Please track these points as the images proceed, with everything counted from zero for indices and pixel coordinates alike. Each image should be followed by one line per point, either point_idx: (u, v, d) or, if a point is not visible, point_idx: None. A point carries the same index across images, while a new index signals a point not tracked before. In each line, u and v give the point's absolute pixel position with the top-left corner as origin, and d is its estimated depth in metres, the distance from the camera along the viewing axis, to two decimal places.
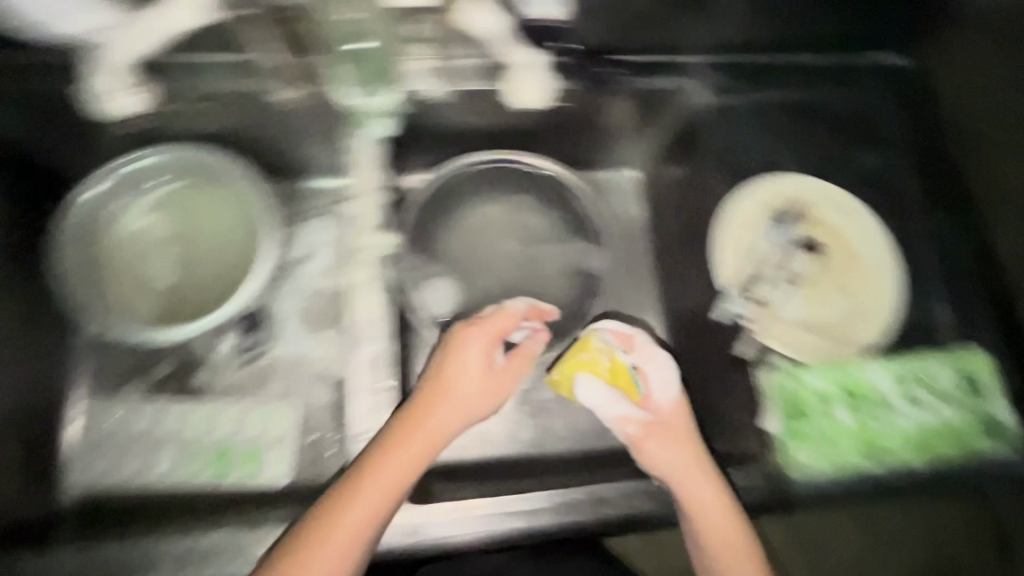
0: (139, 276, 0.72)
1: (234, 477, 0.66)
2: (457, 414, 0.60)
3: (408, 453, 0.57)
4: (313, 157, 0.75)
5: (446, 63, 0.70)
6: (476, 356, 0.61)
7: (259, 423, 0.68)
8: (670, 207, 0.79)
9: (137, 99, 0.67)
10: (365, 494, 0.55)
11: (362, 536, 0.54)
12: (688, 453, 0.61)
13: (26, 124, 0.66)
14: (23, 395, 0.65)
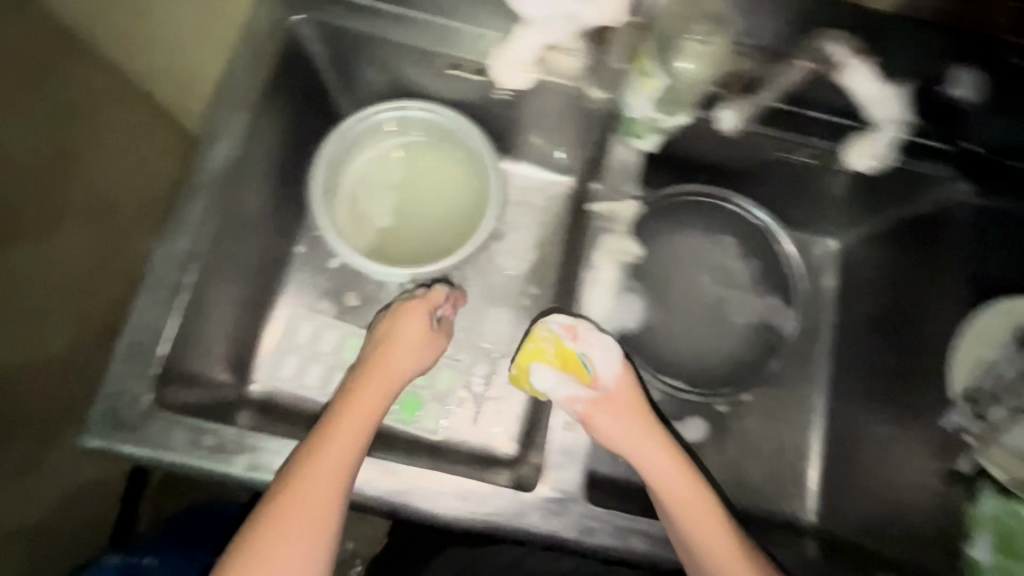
0: (362, 210, 0.77)
1: (394, 417, 0.74)
2: (408, 360, 0.62)
3: (373, 387, 0.59)
4: (544, 146, 0.79)
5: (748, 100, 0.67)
6: (413, 318, 0.63)
7: (432, 379, 0.77)
8: (863, 287, 0.81)
9: (528, 79, 0.68)
10: (344, 420, 0.56)
11: (350, 456, 0.55)
12: (665, 442, 0.60)
13: (320, 51, 0.70)
14: (250, 289, 0.72)
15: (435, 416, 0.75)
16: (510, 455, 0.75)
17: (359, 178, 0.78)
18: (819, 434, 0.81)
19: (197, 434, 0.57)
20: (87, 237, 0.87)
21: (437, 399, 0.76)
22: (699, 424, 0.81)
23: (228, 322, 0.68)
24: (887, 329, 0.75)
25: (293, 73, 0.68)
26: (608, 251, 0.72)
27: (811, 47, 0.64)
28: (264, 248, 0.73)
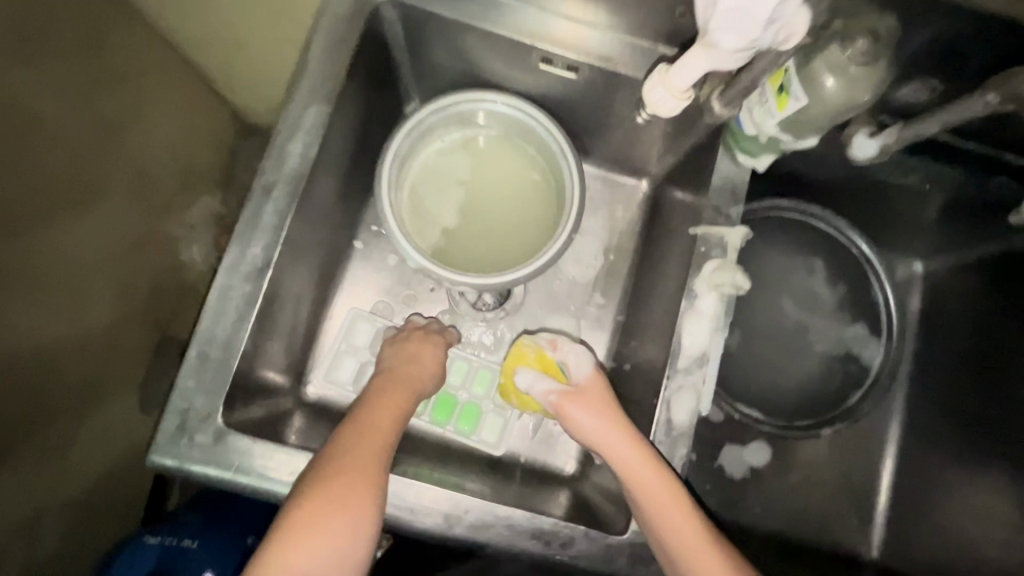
0: (427, 207, 0.72)
1: (452, 430, 0.70)
2: (425, 371, 0.63)
3: (401, 380, 0.61)
4: (628, 150, 0.73)
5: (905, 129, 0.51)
6: (430, 343, 0.66)
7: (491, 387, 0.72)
8: (962, 321, 0.74)
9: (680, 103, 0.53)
10: (381, 400, 0.58)
11: (392, 430, 0.56)
12: (626, 429, 0.55)
13: (392, 34, 0.65)
14: (311, 287, 0.69)
15: (494, 428, 0.70)
16: (568, 472, 0.72)
17: (426, 171, 0.72)
18: (892, 470, 0.77)
19: (269, 463, 0.52)
20: (132, 206, 0.86)
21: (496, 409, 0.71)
22: (763, 451, 0.78)
23: (285, 326, 0.64)
24: (977, 367, 0.70)
25: (367, 58, 0.63)
26: (708, 281, 0.56)
27: (1008, 77, 0.42)
28: (327, 245, 0.69)
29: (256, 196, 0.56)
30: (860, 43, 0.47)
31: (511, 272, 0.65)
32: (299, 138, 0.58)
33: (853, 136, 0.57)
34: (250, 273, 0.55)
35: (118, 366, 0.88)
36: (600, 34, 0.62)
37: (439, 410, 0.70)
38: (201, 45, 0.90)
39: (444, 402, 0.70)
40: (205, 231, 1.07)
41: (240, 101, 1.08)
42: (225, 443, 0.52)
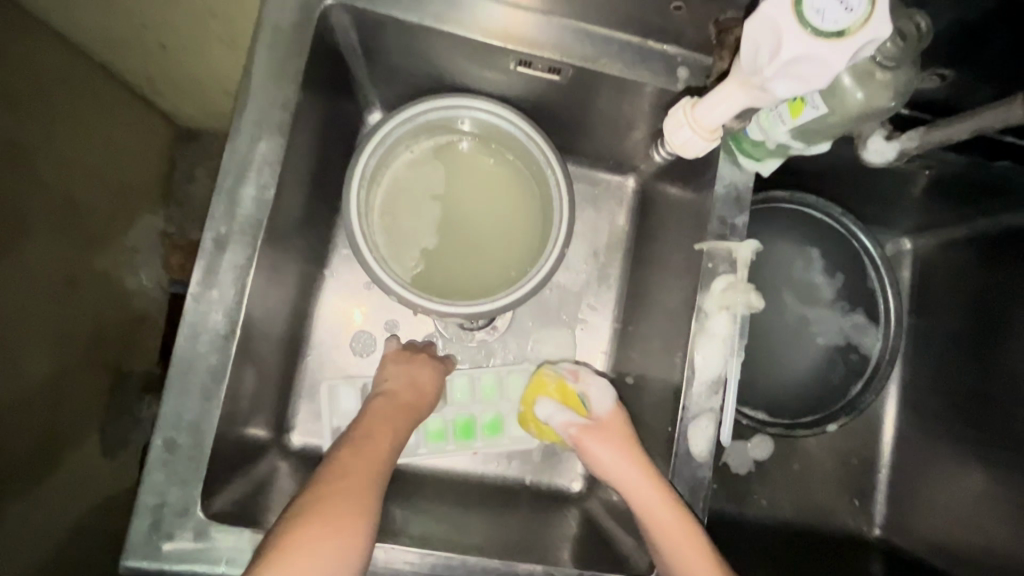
0: (402, 227, 0.65)
1: (481, 445, 0.65)
2: (423, 396, 0.59)
3: (400, 407, 0.57)
4: (613, 148, 0.67)
5: (935, 133, 0.45)
6: (427, 370, 0.61)
7: (505, 394, 0.66)
8: (954, 297, 0.73)
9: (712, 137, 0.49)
10: (377, 431, 0.53)
11: (384, 459, 0.51)
12: (640, 459, 0.54)
13: (341, 44, 0.56)
14: (285, 332, 0.62)
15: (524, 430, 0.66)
16: (575, 490, 0.69)
17: (397, 186, 0.66)
18: (887, 446, 0.78)
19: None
20: (60, 242, 0.75)
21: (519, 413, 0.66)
22: (766, 443, 0.78)
23: (259, 377, 0.58)
24: (972, 346, 0.70)
25: (317, 70, 0.55)
26: (718, 299, 0.54)
27: None
28: (295, 283, 0.62)
29: (208, 250, 0.49)
30: (887, 46, 0.43)
31: (504, 295, 0.59)
32: (250, 175, 0.50)
33: (865, 136, 0.49)
34: (214, 340, 0.49)
35: (70, 423, 0.79)
36: (581, 29, 0.55)
37: (461, 435, 0.65)
38: (117, 50, 0.78)
39: (462, 425, 0.65)
40: (151, 254, 0.97)
41: (172, 106, 0.96)
42: (209, 538, 0.47)
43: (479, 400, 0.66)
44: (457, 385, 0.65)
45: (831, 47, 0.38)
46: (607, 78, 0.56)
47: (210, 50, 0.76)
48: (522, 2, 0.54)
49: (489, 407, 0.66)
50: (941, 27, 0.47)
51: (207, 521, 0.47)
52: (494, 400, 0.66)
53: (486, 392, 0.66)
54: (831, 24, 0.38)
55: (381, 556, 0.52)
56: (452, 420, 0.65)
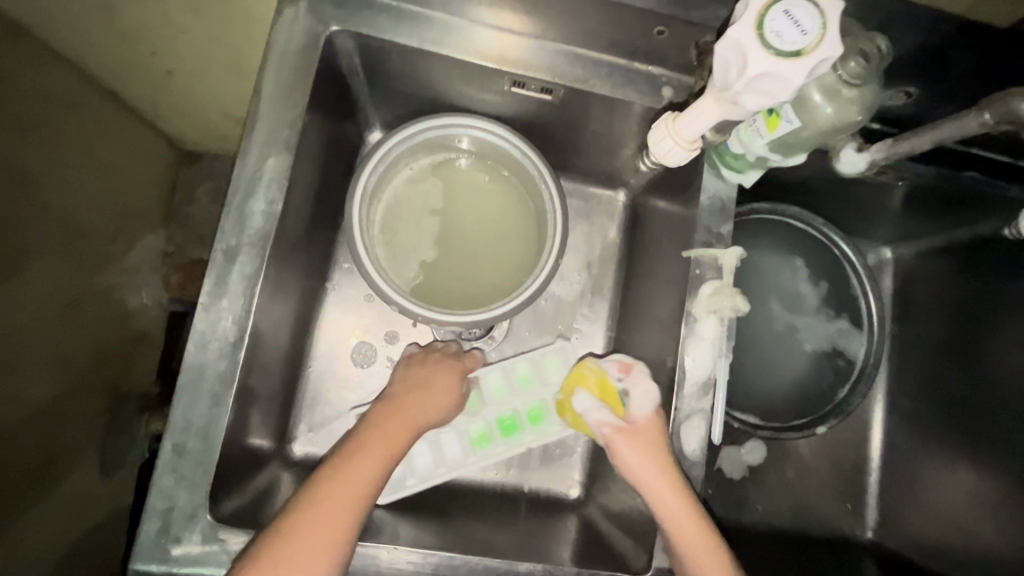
0: (401, 241, 0.68)
1: (532, 438, 0.66)
2: (436, 404, 0.57)
3: (405, 417, 0.54)
4: (603, 164, 0.70)
5: (899, 145, 0.48)
6: (449, 371, 0.59)
7: (540, 380, 0.67)
8: (933, 303, 0.76)
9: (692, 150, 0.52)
10: (366, 455, 0.51)
11: (370, 487, 0.49)
12: (666, 472, 0.53)
13: (344, 68, 0.59)
14: (287, 343, 0.64)
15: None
16: (573, 497, 0.70)
17: (396, 202, 0.68)
18: (876, 450, 0.80)
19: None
20: (64, 264, 0.76)
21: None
22: (759, 448, 0.79)
23: (263, 387, 0.60)
24: (953, 350, 0.73)
25: (322, 92, 0.58)
26: (706, 303, 0.57)
27: (1003, 99, 0.41)
28: (298, 296, 0.64)
29: (219, 262, 0.51)
30: (851, 66, 0.46)
31: (501, 305, 0.61)
32: (259, 191, 0.53)
33: (838, 149, 0.53)
34: (223, 349, 0.50)
35: (70, 440, 0.80)
36: (572, 52, 0.58)
37: (515, 430, 0.66)
38: (126, 78, 0.81)
39: (512, 421, 0.66)
40: (152, 273, 0.98)
41: (175, 130, 0.99)
42: (219, 542, 0.48)
43: (519, 390, 0.67)
44: (494, 384, 0.66)
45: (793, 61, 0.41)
46: (596, 98, 0.59)
47: (214, 76, 0.79)
48: (516, 28, 0.58)
49: (531, 395, 0.67)
50: (906, 48, 0.51)
51: (215, 525, 0.49)
52: (532, 387, 0.67)
53: (523, 382, 0.67)
54: (790, 44, 0.42)
55: (385, 557, 0.52)
56: (498, 418, 0.66)
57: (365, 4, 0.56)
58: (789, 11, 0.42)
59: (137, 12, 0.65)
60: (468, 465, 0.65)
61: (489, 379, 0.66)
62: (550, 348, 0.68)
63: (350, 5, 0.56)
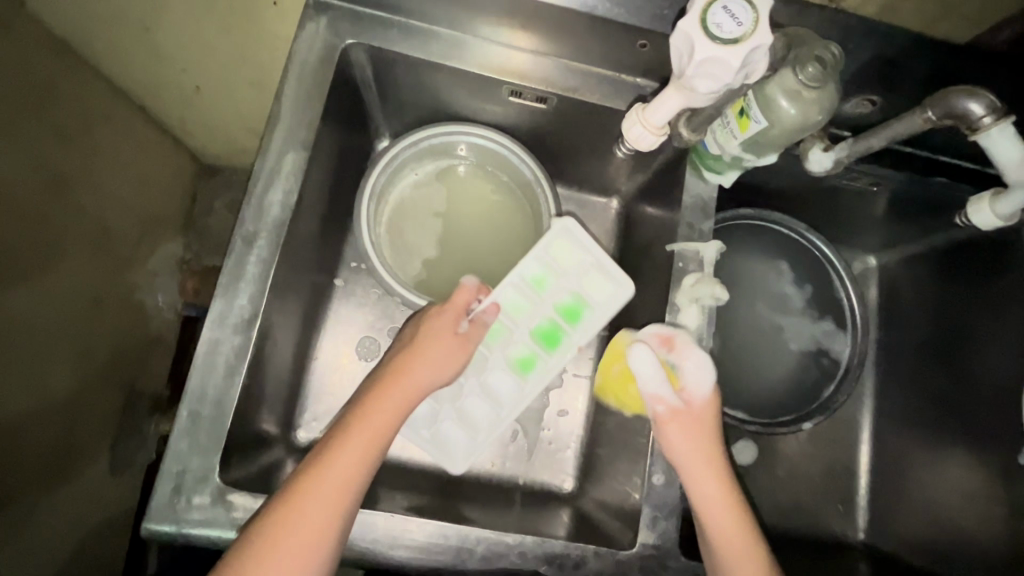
0: (405, 240, 0.72)
1: (582, 329, 0.64)
2: (431, 366, 0.56)
3: (397, 393, 0.54)
4: (595, 172, 0.74)
5: (859, 142, 0.56)
6: (445, 320, 0.58)
7: (553, 279, 0.64)
8: (915, 306, 0.79)
9: (659, 137, 0.57)
10: (347, 448, 0.51)
11: (355, 477, 0.50)
12: (713, 452, 0.56)
13: (357, 78, 0.65)
14: (297, 333, 0.68)
15: (602, 283, 0.64)
16: (567, 490, 0.71)
17: (402, 205, 0.73)
18: (867, 450, 0.82)
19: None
20: (94, 262, 0.81)
21: (581, 274, 0.64)
22: (751, 448, 0.81)
23: (273, 373, 0.63)
24: (933, 349, 0.76)
25: (337, 99, 0.63)
26: (688, 293, 0.61)
27: (942, 98, 0.50)
28: (308, 289, 0.68)
29: (238, 247, 0.56)
30: (811, 71, 0.50)
31: None
32: (277, 184, 0.58)
33: (808, 150, 0.60)
34: (238, 325, 0.55)
35: (92, 428, 0.83)
36: (563, 65, 0.64)
37: (556, 337, 0.64)
38: (157, 94, 0.87)
39: (550, 330, 0.64)
40: (169, 278, 1.02)
41: (197, 144, 1.05)
42: (226, 503, 0.52)
43: (538, 297, 0.64)
44: (512, 303, 0.63)
45: (722, 50, 0.45)
46: (588, 106, 0.64)
47: (237, 91, 0.85)
48: (513, 43, 0.64)
49: (550, 296, 0.64)
50: (864, 60, 0.56)
51: (224, 486, 0.53)
52: (549, 288, 0.64)
53: (540, 284, 0.64)
54: (728, 33, 0.45)
55: (381, 525, 0.54)
56: (534, 333, 0.64)
57: (379, 22, 0.62)
58: (727, 7, 0.46)
59: (172, 30, 0.72)
60: (530, 388, 0.64)
61: (502, 298, 0.63)
62: (547, 240, 0.63)
63: (365, 22, 0.62)
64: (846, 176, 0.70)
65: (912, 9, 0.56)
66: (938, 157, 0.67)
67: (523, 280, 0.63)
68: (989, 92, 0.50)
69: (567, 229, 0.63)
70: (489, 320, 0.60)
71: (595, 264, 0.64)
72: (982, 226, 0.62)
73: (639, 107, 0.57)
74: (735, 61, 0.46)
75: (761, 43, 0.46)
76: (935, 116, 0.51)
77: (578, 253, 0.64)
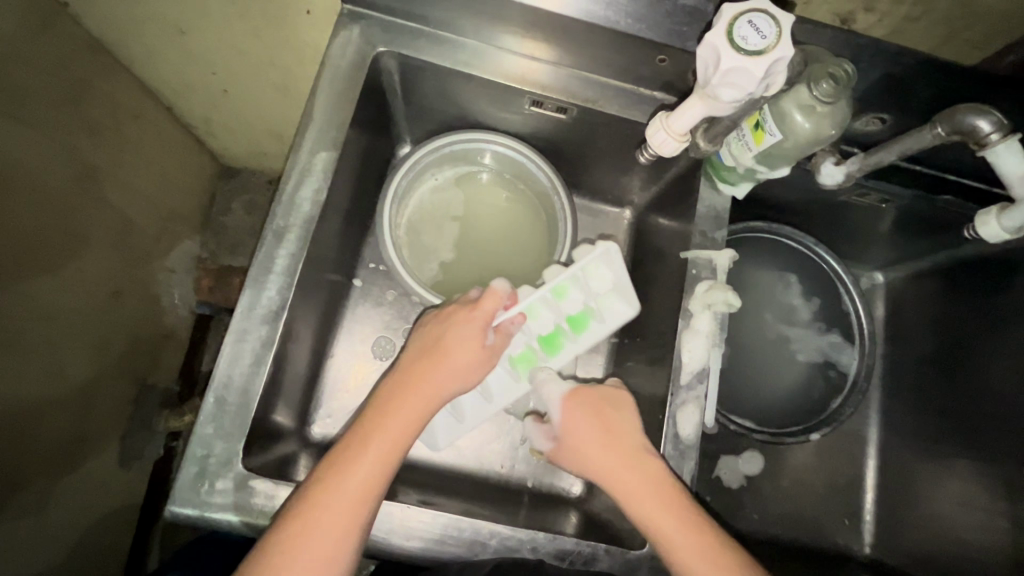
0: (424, 243, 0.74)
1: (578, 345, 0.66)
2: (454, 376, 0.56)
3: (417, 400, 0.55)
4: (610, 182, 0.77)
5: (868, 158, 0.59)
6: (471, 330, 0.57)
7: (574, 290, 0.64)
8: (920, 322, 0.81)
9: (681, 143, 0.59)
10: (365, 458, 0.51)
11: (376, 485, 0.51)
12: (600, 452, 0.57)
13: (384, 84, 0.68)
14: (319, 330, 0.70)
15: (610, 303, 0.66)
16: (575, 494, 0.72)
17: (422, 208, 0.75)
18: (872, 464, 0.83)
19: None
20: (119, 256, 0.83)
21: (598, 293, 0.65)
22: (756, 458, 0.83)
23: (294, 367, 0.65)
24: (939, 365, 0.77)
25: (366, 103, 0.66)
26: (701, 300, 0.63)
27: (950, 115, 0.52)
28: (331, 287, 0.70)
29: (268, 241, 0.58)
30: (824, 87, 0.52)
31: None
32: (306, 182, 0.60)
33: (820, 164, 0.64)
34: (265, 316, 0.57)
35: (110, 419, 0.84)
36: (584, 77, 0.66)
37: (557, 343, 0.66)
38: (184, 97, 0.90)
39: (553, 336, 0.65)
40: (186, 276, 1.04)
41: (219, 146, 1.08)
42: (247, 488, 0.54)
43: (556, 304, 0.64)
44: (531, 310, 0.63)
45: (745, 60, 0.48)
46: (606, 117, 0.67)
47: (262, 95, 0.88)
48: (538, 55, 0.66)
49: (566, 305, 0.64)
50: (873, 79, 0.59)
51: (246, 473, 0.54)
52: (568, 298, 0.64)
53: (560, 294, 0.63)
54: (754, 45, 0.48)
55: (398, 516, 0.55)
56: (539, 337, 0.65)
57: (408, 31, 0.65)
58: (752, 21, 0.48)
59: (206, 35, 0.75)
60: (518, 388, 0.65)
61: (527, 307, 0.61)
62: (587, 258, 0.63)
63: (396, 32, 0.65)
64: (855, 191, 0.71)
65: (922, 32, 0.58)
66: (947, 175, 0.68)
67: (550, 288, 0.62)
68: (997, 111, 0.52)
69: (608, 253, 0.64)
70: (513, 329, 0.60)
71: (615, 286, 0.65)
72: (988, 238, 0.63)
73: (664, 113, 0.59)
74: (758, 72, 0.48)
75: (783, 55, 0.48)
76: (941, 132, 0.53)
77: (609, 276, 0.64)
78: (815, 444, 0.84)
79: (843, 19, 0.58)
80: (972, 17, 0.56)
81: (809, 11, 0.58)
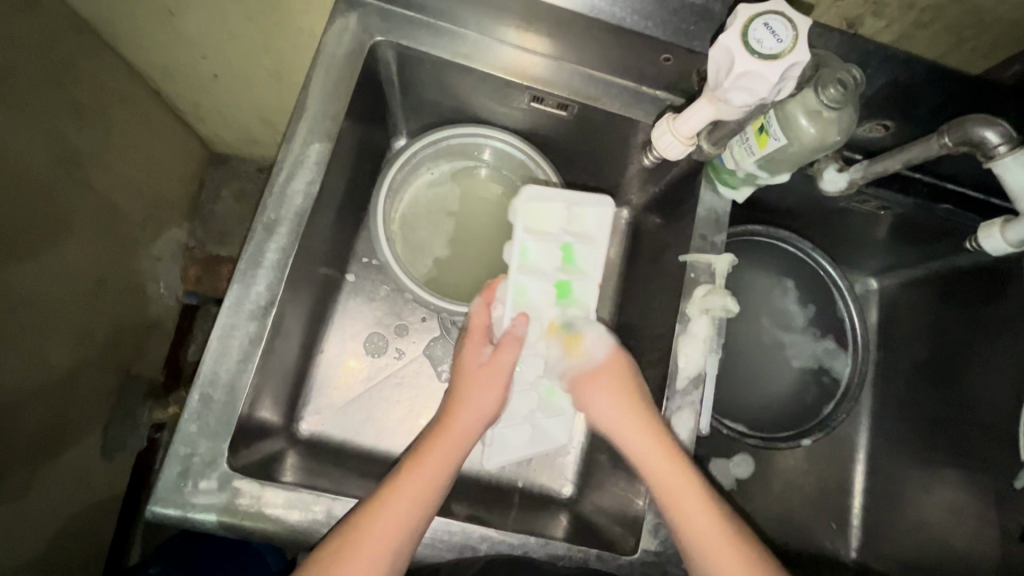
0: (417, 239, 0.73)
1: (592, 274, 0.63)
2: (479, 411, 0.58)
3: (449, 438, 0.56)
4: (608, 182, 0.75)
5: (869, 166, 0.60)
6: (473, 353, 0.60)
7: (535, 246, 0.62)
8: (908, 328, 0.82)
9: (687, 146, 0.59)
10: (403, 483, 0.52)
11: (410, 513, 0.51)
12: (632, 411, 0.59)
13: (380, 74, 0.66)
14: (309, 326, 0.68)
15: (583, 215, 0.63)
16: (565, 494, 0.72)
17: (415, 203, 0.73)
18: (861, 469, 0.84)
19: (280, 509, 0.54)
20: (102, 242, 0.80)
21: (563, 223, 0.63)
22: (747, 461, 0.83)
23: (282, 363, 0.63)
24: (928, 372, 0.77)
25: (362, 95, 0.64)
26: (699, 304, 0.62)
27: (958, 126, 0.52)
28: (322, 284, 0.69)
29: (258, 235, 0.57)
30: (832, 92, 0.52)
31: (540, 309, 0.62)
32: (299, 175, 0.59)
33: (822, 169, 0.63)
34: (254, 311, 0.56)
35: (93, 410, 0.82)
36: (585, 73, 0.65)
37: (569, 289, 0.63)
38: (173, 79, 0.87)
39: (567, 286, 0.63)
40: (173, 265, 1.01)
41: (210, 132, 1.05)
42: (230, 489, 0.53)
43: (538, 270, 0.62)
44: (522, 295, 0.61)
45: (760, 64, 0.47)
46: (607, 115, 0.65)
47: (256, 82, 0.86)
48: (538, 49, 0.64)
49: (550, 262, 0.62)
50: (879, 85, 0.58)
51: (231, 473, 0.54)
52: (541, 256, 0.62)
53: (528, 259, 0.62)
54: (768, 48, 0.47)
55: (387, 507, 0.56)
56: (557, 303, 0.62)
57: (407, 20, 0.63)
58: (768, 23, 0.47)
59: (198, 17, 0.72)
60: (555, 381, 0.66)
61: (516, 302, 0.61)
62: (526, 207, 0.62)
63: (394, 21, 0.63)
64: (854, 198, 0.70)
65: (929, 39, 0.57)
66: (946, 184, 0.68)
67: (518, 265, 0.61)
68: (1005, 123, 0.52)
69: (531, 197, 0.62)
70: (521, 332, 0.59)
71: (570, 211, 0.63)
72: (992, 251, 0.63)
73: (671, 115, 0.58)
74: (773, 77, 0.47)
75: (800, 59, 0.47)
76: (937, 144, 0.53)
77: (557, 204, 0.63)
78: (806, 448, 0.85)
79: (850, 24, 0.57)
80: (979, 25, 0.55)
81: (818, 14, 0.57)
